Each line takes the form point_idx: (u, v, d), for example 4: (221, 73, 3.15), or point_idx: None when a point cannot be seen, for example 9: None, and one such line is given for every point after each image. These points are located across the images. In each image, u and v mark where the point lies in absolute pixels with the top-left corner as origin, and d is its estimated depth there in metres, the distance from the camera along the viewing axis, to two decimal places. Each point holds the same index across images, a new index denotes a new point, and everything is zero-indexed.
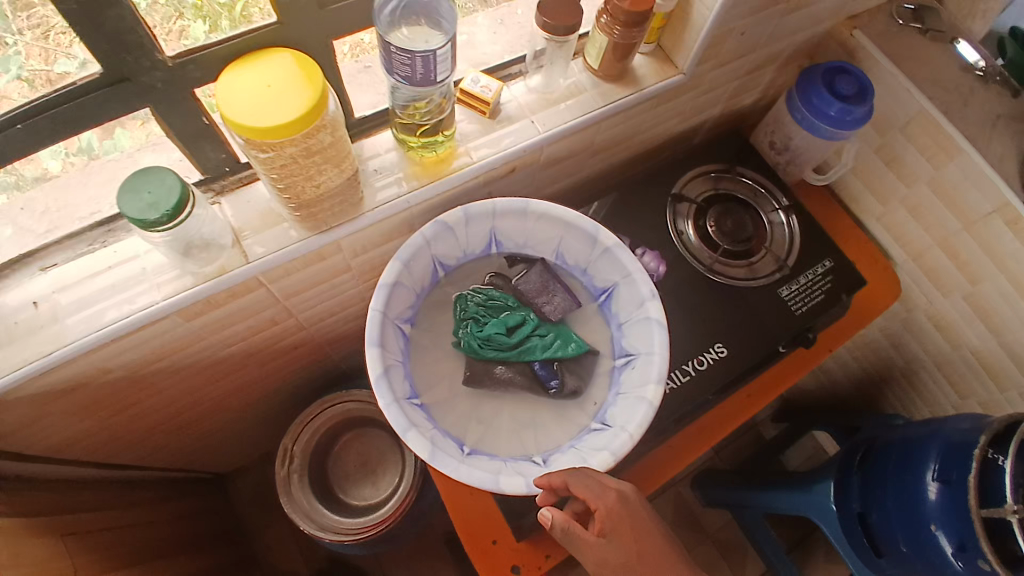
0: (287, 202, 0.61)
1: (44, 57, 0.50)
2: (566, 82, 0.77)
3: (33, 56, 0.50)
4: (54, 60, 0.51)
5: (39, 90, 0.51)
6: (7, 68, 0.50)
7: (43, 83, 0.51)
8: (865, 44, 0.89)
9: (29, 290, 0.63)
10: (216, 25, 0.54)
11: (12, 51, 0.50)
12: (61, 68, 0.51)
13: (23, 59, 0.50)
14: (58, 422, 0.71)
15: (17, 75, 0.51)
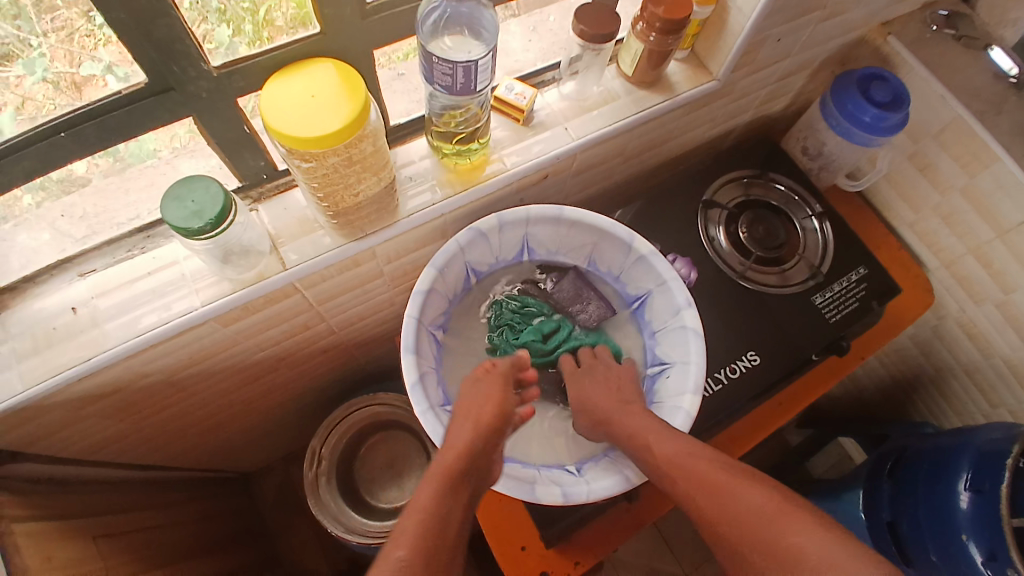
0: (326, 209, 0.62)
1: (69, 59, 0.51)
2: (598, 88, 0.76)
3: (58, 59, 0.51)
4: (80, 62, 0.51)
5: (65, 92, 0.52)
6: (32, 70, 0.51)
7: (69, 85, 0.52)
8: (899, 49, 0.88)
9: (68, 296, 0.64)
10: (239, 29, 0.54)
11: (37, 54, 0.50)
12: (87, 70, 0.51)
13: (48, 62, 0.51)
14: (94, 423, 0.73)
15: (42, 76, 0.51)
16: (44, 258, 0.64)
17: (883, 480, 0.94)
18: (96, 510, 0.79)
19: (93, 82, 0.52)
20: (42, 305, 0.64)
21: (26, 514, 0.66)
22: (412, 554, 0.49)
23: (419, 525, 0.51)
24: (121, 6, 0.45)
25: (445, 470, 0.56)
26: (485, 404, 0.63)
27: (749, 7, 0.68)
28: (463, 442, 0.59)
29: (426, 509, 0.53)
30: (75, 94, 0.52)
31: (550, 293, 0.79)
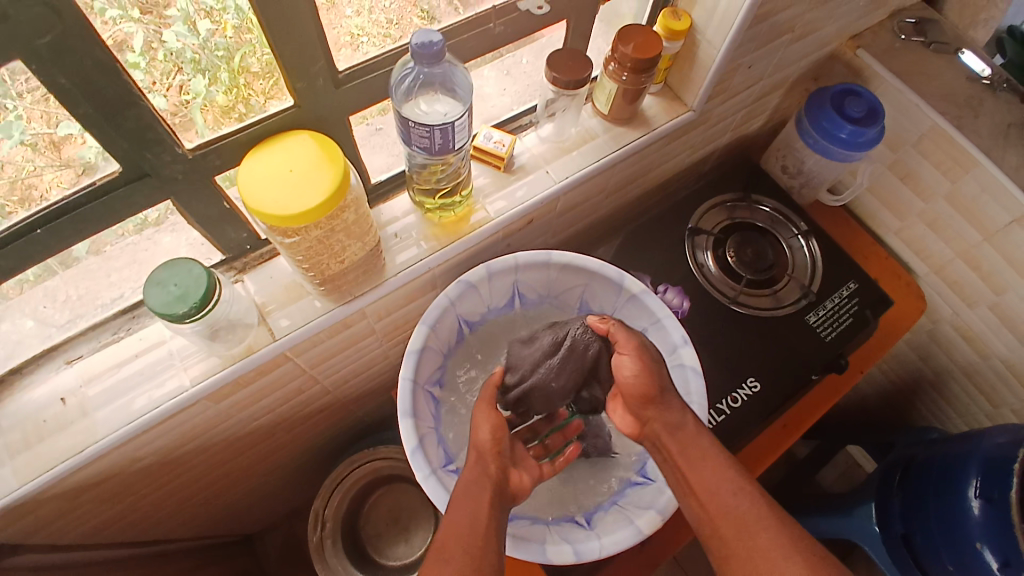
0: (311, 278, 0.61)
1: (45, 119, 0.47)
2: (576, 129, 0.76)
3: (36, 120, 0.47)
4: (56, 122, 0.47)
5: (45, 152, 0.49)
6: (8, 133, 0.47)
7: (48, 145, 0.49)
8: (870, 62, 0.88)
9: (55, 385, 0.62)
10: (216, 77, 0.51)
11: (11, 116, 0.46)
12: (65, 129, 0.48)
13: (24, 123, 0.47)
14: (91, 509, 0.70)
15: (20, 139, 0.48)
16: (28, 348, 0.62)
17: (893, 493, 0.91)
18: None
19: (71, 141, 0.49)
20: (31, 396, 0.62)
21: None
22: (460, 558, 0.48)
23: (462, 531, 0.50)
24: (86, 100, 0.45)
25: (469, 482, 0.55)
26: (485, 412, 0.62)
27: (720, 39, 0.69)
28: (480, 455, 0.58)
29: (462, 515, 0.51)
30: (54, 154, 0.49)
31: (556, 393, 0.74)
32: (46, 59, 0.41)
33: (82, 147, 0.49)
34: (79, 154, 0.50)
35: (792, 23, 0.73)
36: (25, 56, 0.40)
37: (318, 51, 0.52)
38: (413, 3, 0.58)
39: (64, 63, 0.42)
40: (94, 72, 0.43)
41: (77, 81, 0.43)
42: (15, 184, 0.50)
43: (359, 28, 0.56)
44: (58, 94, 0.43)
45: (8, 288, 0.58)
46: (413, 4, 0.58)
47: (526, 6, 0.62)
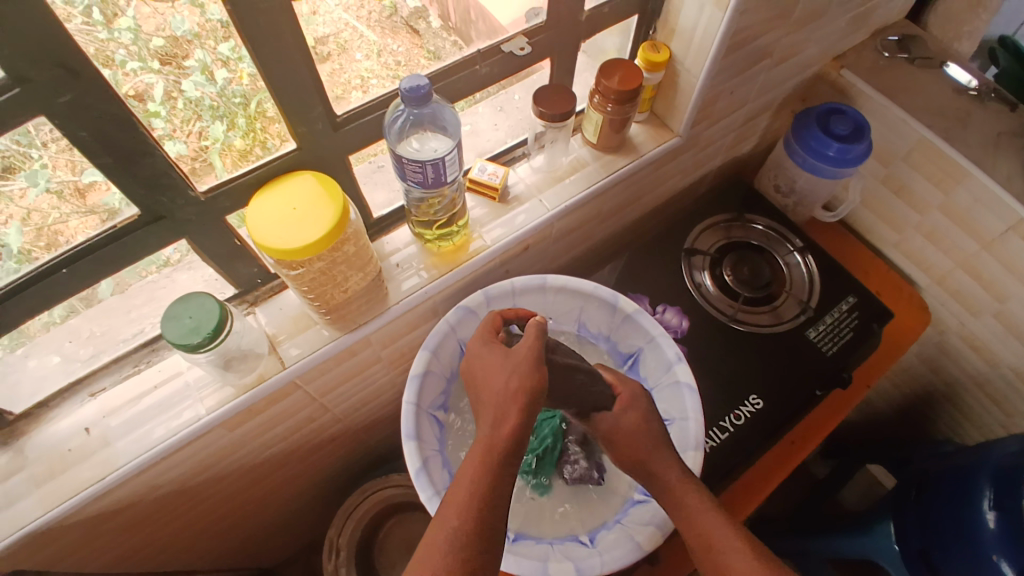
0: (317, 308, 0.65)
1: (70, 168, 0.51)
2: (567, 158, 0.80)
3: (60, 167, 0.51)
4: (82, 170, 0.52)
5: (69, 199, 0.54)
6: (35, 182, 0.52)
7: (73, 192, 0.53)
8: (854, 81, 0.91)
9: (78, 418, 0.66)
10: (233, 122, 0.57)
11: (38, 166, 0.51)
12: (89, 177, 0.52)
13: (51, 171, 0.52)
14: (112, 537, 0.73)
15: (46, 187, 0.53)
16: (52, 384, 0.67)
17: (908, 508, 0.89)
18: None
19: (96, 188, 0.53)
20: (54, 428, 0.65)
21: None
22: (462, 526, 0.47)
23: (459, 523, 0.47)
24: (105, 151, 0.49)
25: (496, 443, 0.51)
26: (508, 369, 0.54)
27: (698, 68, 0.73)
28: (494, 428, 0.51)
29: (461, 506, 0.48)
30: (79, 200, 0.54)
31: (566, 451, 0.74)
32: (69, 116, 0.45)
33: (107, 194, 0.54)
34: (103, 200, 0.54)
35: (769, 48, 0.77)
36: (47, 113, 0.45)
37: (316, 98, 0.56)
38: (420, 45, 0.67)
39: (84, 119, 0.46)
40: (112, 125, 0.48)
41: (96, 134, 0.48)
42: (41, 231, 0.55)
43: (369, 71, 0.64)
44: (80, 147, 0.48)
45: (34, 329, 0.63)
46: (419, 47, 0.67)
47: (509, 48, 0.67)
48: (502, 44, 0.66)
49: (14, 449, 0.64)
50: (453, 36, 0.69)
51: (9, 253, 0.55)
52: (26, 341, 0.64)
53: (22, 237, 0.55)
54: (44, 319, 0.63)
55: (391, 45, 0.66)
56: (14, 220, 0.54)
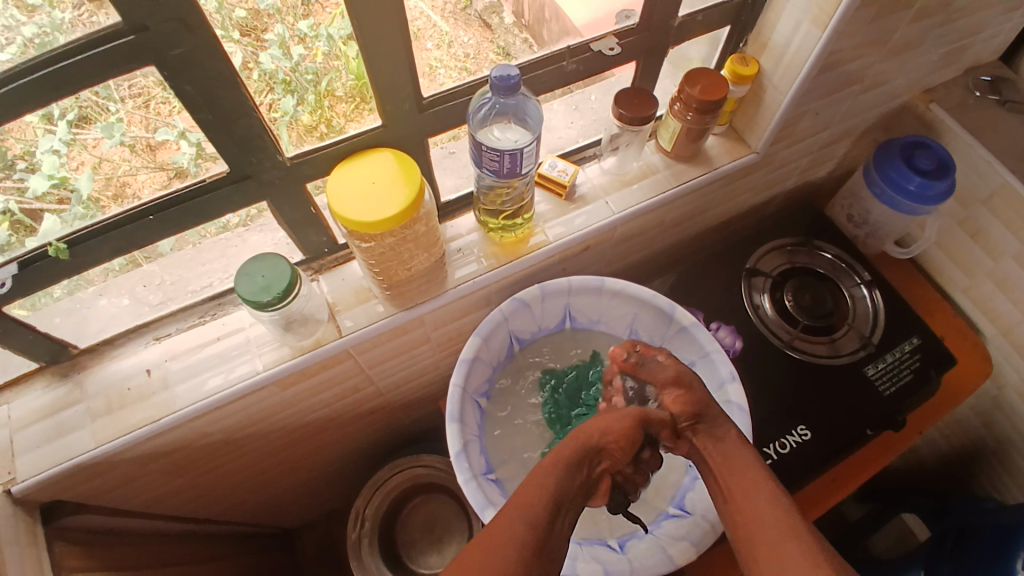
0: (379, 282, 0.66)
1: (145, 125, 0.55)
2: (638, 163, 0.80)
3: (134, 123, 0.54)
4: (155, 128, 0.55)
5: (141, 154, 0.57)
6: (110, 133, 0.55)
7: (145, 147, 0.57)
8: (942, 116, 0.87)
9: (143, 358, 0.70)
10: (302, 97, 0.59)
11: (115, 119, 0.54)
12: (162, 135, 0.56)
13: (126, 126, 0.54)
14: (154, 479, 0.76)
15: (120, 140, 0.56)
16: (121, 323, 0.70)
17: (943, 564, 0.84)
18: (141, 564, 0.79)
19: (167, 146, 0.57)
20: (119, 366, 0.69)
21: (83, 564, 0.69)
22: (539, 514, 0.48)
23: (509, 545, 0.45)
24: (205, 106, 0.51)
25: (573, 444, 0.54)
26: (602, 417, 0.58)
27: (786, 85, 0.71)
28: (550, 478, 0.51)
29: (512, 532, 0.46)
30: (150, 156, 0.57)
31: None
32: (177, 68, 0.48)
33: (177, 153, 0.57)
34: (172, 158, 0.57)
35: (860, 74, 0.74)
36: (158, 63, 0.47)
37: (405, 78, 0.58)
38: (489, 40, 0.68)
39: (190, 73, 0.48)
40: (217, 82, 0.50)
41: (199, 89, 0.50)
42: (110, 180, 0.58)
43: (437, 60, 0.63)
44: (184, 100, 0.50)
45: (94, 274, 0.66)
46: (489, 41, 0.68)
47: (599, 47, 0.67)
48: (592, 43, 0.66)
49: (76, 382, 0.68)
50: (525, 33, 0.70)
51: (78, 199, 0.57)
52: (87, 284, 0.66)
53: (92, 184, 0.57)
54: (108, 268, 0.66)
55: (461, 37, 0.65)
56: (86, 167, 0.56)
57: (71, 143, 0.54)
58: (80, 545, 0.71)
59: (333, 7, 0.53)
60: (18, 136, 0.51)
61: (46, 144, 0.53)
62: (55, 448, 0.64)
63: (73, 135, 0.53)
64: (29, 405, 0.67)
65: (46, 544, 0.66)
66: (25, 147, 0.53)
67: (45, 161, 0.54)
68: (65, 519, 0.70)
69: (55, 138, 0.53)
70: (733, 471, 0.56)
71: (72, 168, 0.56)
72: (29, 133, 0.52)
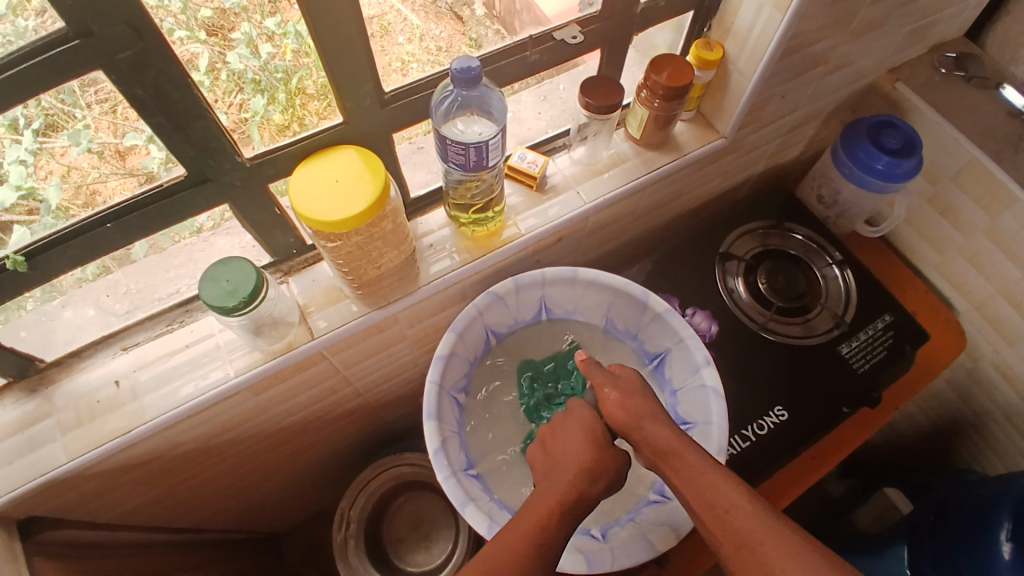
0: (350, 281, 0.65)
1: (112, 130, 0.53)
2: (608, 152, 0.79)
3: (102, 130, 0.53)
4: (123, 133, 0.54)
5: (110, 161, 0.56)
6: (77, 141, 0.54)
7: (113, 154, 0.55)
8: (908, 96, 0.88)
9: (111, 369, 0.68)
10: (272, 96, 0.58)
11: (81, 126, 0.52)
12: (131, 140, 0.54)
13: (92, 133, 0.53)
14: (132, 490, 0.75)
15: (87, 147, 0.54)
16: (88, 335, 0.68)
17: (926, 537, 0.87)
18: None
19: (136, 151, 0.55)
20: (86, 377, 0.67)
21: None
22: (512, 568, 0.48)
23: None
24: (160, 110, 0.50)
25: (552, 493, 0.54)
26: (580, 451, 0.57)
27: (751, 69, 0.71)
28: (531, 529, 0.51)
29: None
30: (120, 163, 0.56)
31: None
32: (127, 72, 0.46)
33: (147, 158, 0.55)
34: (142, 163, 0.56)
35: (824, 56, 0.75)
36: (107, 68, 0.45)
37: (366, 73, 0.57)
38: (461, 32, 0.67)
39: (142, 77, 0.47)
40: (169, 85, 0.48)
41: (153, 94, 0.48)
42: (81, 189, 0.57)
43: (410, 54, 0.63)
44: (136, 104, 0.48)
45: (67, 284, 0.65)
46: (461, 33, 0.68)
47: (560, 36, 0.66)
48: (554, 31, 0.66)
49: (43, 396, 0.67)
50: (496, 24, 0.69)
51: (48, 209, 0.57)
52: (59, 294, 0.65)
53: (61, 193, 0.57)
54: (78, 276, 0.65)
55: (433, 30, 0.65)
56: (54, 176, 0.56)
57: (37, 152, 0.53)
58: (60, 558, 0.69)
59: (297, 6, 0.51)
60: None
61: (12, 154, 0.53)
62: (22, 466, 0.62)
63: (39, 144, 0.53)
64: None
65: (25, 558, 0.65)
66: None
67: (12, 171, 0.54)
68: (42, 534, 0.69)
69: (20, 148, 0.52)
70: (711, 501, 0.52)
71: (39, 178, 0.55)
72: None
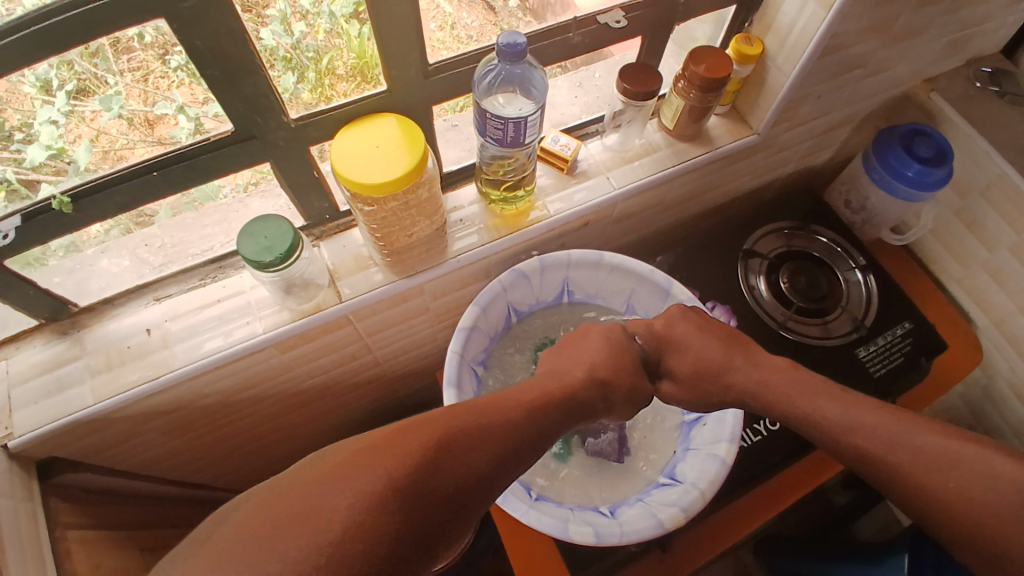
0: (381, 248, 0.67)
1: (143, 98, 0.55)
2: (640, 141, 0.80)
3: (134, 97, 0.55)
4: (154, 102, 0.56)
5: (138, 128, 0.57)
6: (109, 106, 0.55)
7: (142, 122, 0.57)
8: (942, 106, 0.88)
9: (143, 318, 0.70)
10: (303, 75, 0.59)
11: (113, 91, 0.54)
12: (161, 109, 0.56)
13: (124, 99, 0.55)
14: (152, 439, 0.77)
15: (118, 113, 0.56)
16: (123, 282, 0.70)
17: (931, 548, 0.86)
18: (135, 524, 0.80)
19: (165, 121, 0.57)
20: (118, 324, 0.69)
21: (77, 521, 0.70)
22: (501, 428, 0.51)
23: (412, 447, 0.45)
24: (214, 62, 0.51)
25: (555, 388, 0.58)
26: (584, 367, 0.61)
27: (789, 66, 0.71)
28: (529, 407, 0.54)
29: (415, 439, 0.46)
30: (147, 131, 0.57)
31: (589, 447, 0.74)
32: (187, 22, 0.47)
33: (175, 127, 0.57)
34: (170, 134, 0.58)
35: (863, 57, 0.74)
36: (169, 16, 0.47)
37: (412, 43, 0.58)
38: (493, 22, 0.67)
39: (200, 28, 0.48)
40: (225, 39, 0.50)
41: (209, 46, 0.50)
42: (107, 153, 0.57)
43: (439, 41, 0.63)
44: (193, 56, 0.50)
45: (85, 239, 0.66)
46: (492, 24, 0.67)
47: (605, 20, 0.67)
48: (599, 15, 0.66)
49: (75, 339, 0.69)
50: (528, 17, 0.68)
51: (76, 170, 0.57)
52: (78, 251, 0.67)
53: (89, 156, 0.57)
54: (101, 236, 0.67)
55: (464, 18, 0.64)
56: (84, 140, 0.56)
57: (70, 114, 0.54)
58: (76, 502, 0.72)
59: None
60: (16, 106, 0.51)
61: (43, 115, 0.53)
62: (52, 404, 0.64)
63: (71, 106, 0.54)
64: (28, 360, 0.67)
65: (41, 499, 0.67)
66: (22, 118, 0.53)
67: (43, 131, 0.54)
68: (61, 476, 0.70)
69: (53, 109, 0.53)
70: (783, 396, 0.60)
71: (69, 140, 0.56)
72: (26, 104, 0.52)
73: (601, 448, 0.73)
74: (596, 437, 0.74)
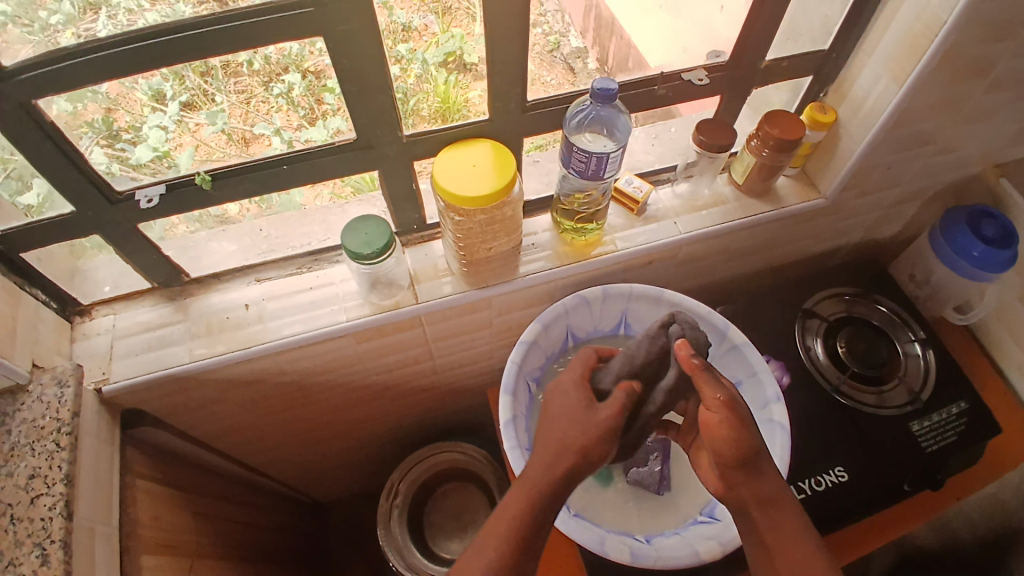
0: (461, 257, 0.74)
1: (244, 118, 0.65)
2: (709, 191, 0.85)
3: (235, 116, 0.64)
4: (254, 122, 0.65)
5: (235, 143, 0.66)
6: (213, 121, 0.64)
7: (239, 139, 0.66)
8: (1010, 191, 0.88)
9: (244, 294, 0.78)
10: None
11: (217, 108, 0.63)
12: (258, 129, 0.66)
13: (226, 116, 0.64)
14: (224, 410, 0.84)
15: (221, 128, 0.64)
16: (230, 263, 0.79)
17: None
18: (192, 491, 0.86)
19: (260, 140, 0.66)
20: (221, 297, 0.78)
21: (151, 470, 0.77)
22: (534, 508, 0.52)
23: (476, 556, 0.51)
24: (351, 79, 0.60)
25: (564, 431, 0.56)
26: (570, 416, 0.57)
27: (861, 135, 0.75)
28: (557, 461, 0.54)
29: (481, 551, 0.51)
30: (241, 146, 0.66)
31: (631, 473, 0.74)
32: (337, 42, 0.56)
33: (267, 147, 0.67)
34: (262, 152, 0.67)
35: (934, 134, 0.77)
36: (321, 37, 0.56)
37: (516, 80, 0.66)
38: (570, 83, 0.72)
39: (344, 49, 0.57)
40: (365, 61, 0.59)
41: (346, 65, 0.59)
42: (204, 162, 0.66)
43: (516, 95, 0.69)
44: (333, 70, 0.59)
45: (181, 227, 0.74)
46: (570, 83, 0.72)
47: (689, 76, 0.74)
48: (683, 72, 0.73)
49: (180, 304, 0.78)
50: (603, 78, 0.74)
51: (174, 171, 0.65)
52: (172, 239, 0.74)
53: (190, 161, 0.65)
54: (189, 228, 0.75)
55: (545, 76, 0.71)
56: (185, 148, 0.64)
57: (178, 123, 0.62)
58: (147, 455, 0.79)
59: (431, 36, 0.62)
60: (128, 108, 0.59)
61: (154, 120, 0.61)
62: (148, 358, 0.73)
63: (180, 117, 0.62)
64: (136, 317, 0.76)
65: (119, 444, 0.74)
66: (132, 120, 0.60)
67: (151, 134, 0.62)
68: (140, 428, 0.78)
69: (163, 115, 0.61)
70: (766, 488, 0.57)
71: (173, 146, 0.64)
72: (137, 108, 0.60)
73: (642, 476, 0.74)
74: (640, 466, 0.74)
